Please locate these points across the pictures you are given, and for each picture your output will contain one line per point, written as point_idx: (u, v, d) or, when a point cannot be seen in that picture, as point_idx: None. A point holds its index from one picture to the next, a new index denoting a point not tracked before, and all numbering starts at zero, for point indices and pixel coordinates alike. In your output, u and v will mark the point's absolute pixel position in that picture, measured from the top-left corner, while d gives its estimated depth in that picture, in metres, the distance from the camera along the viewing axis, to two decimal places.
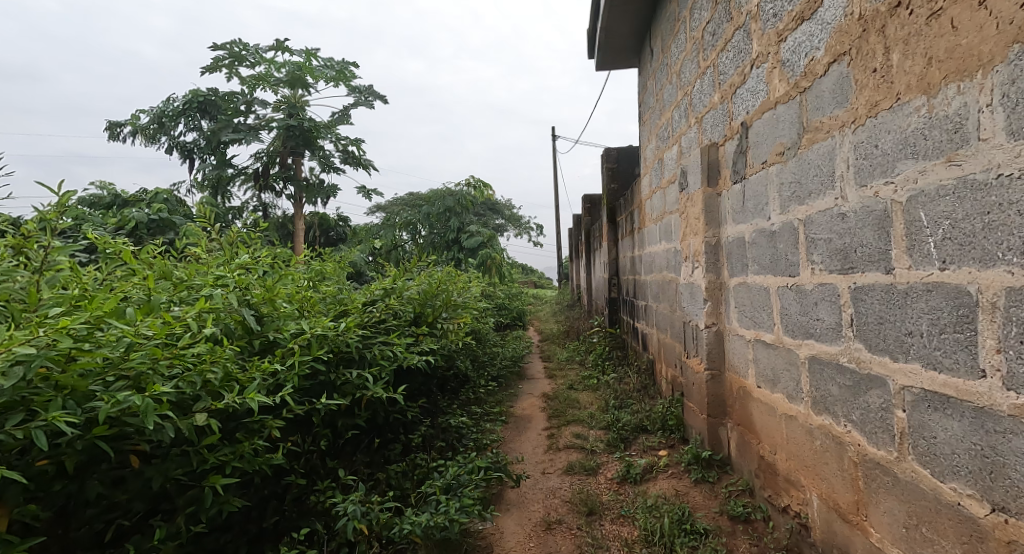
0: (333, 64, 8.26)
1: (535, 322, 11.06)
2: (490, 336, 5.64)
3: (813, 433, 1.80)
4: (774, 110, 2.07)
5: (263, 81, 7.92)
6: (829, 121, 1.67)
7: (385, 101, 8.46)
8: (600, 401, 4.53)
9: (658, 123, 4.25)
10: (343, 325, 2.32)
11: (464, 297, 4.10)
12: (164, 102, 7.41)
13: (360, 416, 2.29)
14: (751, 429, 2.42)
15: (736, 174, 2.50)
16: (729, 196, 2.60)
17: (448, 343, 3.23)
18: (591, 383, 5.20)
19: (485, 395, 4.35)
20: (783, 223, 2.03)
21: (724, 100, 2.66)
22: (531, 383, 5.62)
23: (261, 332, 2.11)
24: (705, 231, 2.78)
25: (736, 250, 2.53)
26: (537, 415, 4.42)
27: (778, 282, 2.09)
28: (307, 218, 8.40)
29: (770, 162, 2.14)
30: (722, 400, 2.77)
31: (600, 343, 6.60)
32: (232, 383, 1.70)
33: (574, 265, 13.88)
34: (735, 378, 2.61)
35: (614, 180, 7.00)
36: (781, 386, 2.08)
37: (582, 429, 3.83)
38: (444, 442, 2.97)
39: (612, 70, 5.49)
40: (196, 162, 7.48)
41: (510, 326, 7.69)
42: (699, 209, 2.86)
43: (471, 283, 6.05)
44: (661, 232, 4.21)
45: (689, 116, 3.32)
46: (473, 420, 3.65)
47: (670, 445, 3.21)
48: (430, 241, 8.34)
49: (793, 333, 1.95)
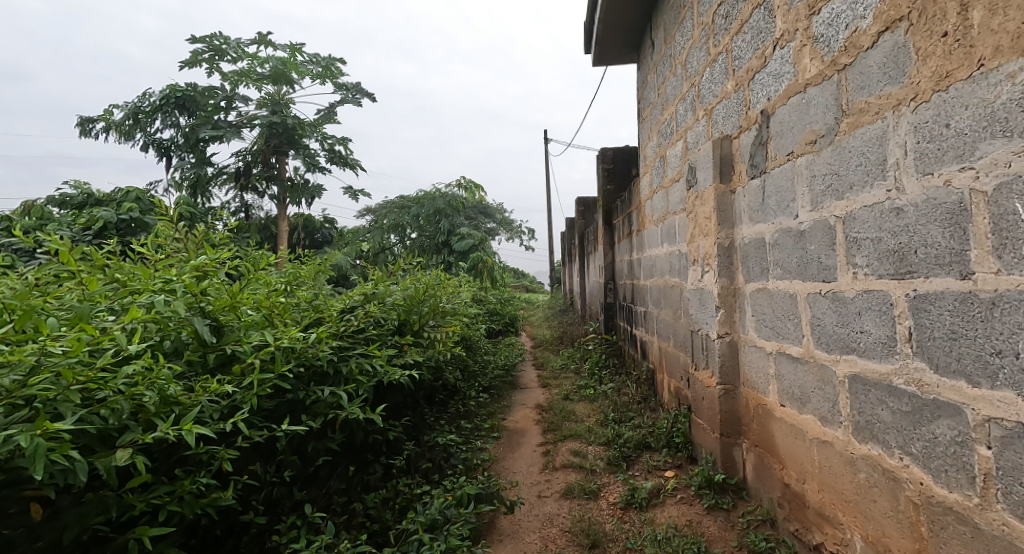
0: (319, 60, 8.00)
1: (528, 327, 10.81)
2: (480, 343, 5.38)
3: (857, 465, 1.55)
4: (803, 94, 1.83)
5: (245, 77, 7.68)
6: (878, 100, 1.44)
7: (374, 99, 8.22)
8: (597, 414, 4.28)
9: (660, 119, 4.02)
10: (315, 337, 2.06)
11: (451, 301, 3.84)
12: (141, 97, 7.14)
13: (333, 440, 2.03)
14: (772, 452, 2.17)
15: (755, 168, 2.26)
16: (745, 194, 2.37)
17: (437, 353, 2.97)
18: (587, 394, 4.95)
19: (476, 407, 4.09)
20: (814, 221, 1.79)
21: (738, 88, 2.43)
22: (524, 393, 5.36)
23: (218, 345, 1.86)
24: (718, 232, 2.55)
25: (754, 253, 2.29)
26: (531, 429, 4.17)
27: (807, 289, 1.85)
28: (291, 219, 8.14)
29: (797, 153, 1.90)
30: (736, 417, 2.52)
31: (596, 350, 6.36)
32: (169, 410, 1.44)
33: (567, 268, 13.65)
34: (752, 394, 2.36)
35: (610, 181, 6.78)
36: (812, 407, 1.83)
37: (580, 445, 3.58)
38: (431, 463, 2.71)
39: (608, 65, 5.26)
40: (173, 160, 7.25)
41: (502, 332, 7.44)
42: (710, 208, 2.62)
43: (460, 287, 5.79)
44: (663, 234, 3.98)
45: (696, 108, 3.08)
46: (463, 436, 3.39)
47: (677, 464, 2.96)
48: (420, 244, 8.08)
49: (829, 347, 1.71)
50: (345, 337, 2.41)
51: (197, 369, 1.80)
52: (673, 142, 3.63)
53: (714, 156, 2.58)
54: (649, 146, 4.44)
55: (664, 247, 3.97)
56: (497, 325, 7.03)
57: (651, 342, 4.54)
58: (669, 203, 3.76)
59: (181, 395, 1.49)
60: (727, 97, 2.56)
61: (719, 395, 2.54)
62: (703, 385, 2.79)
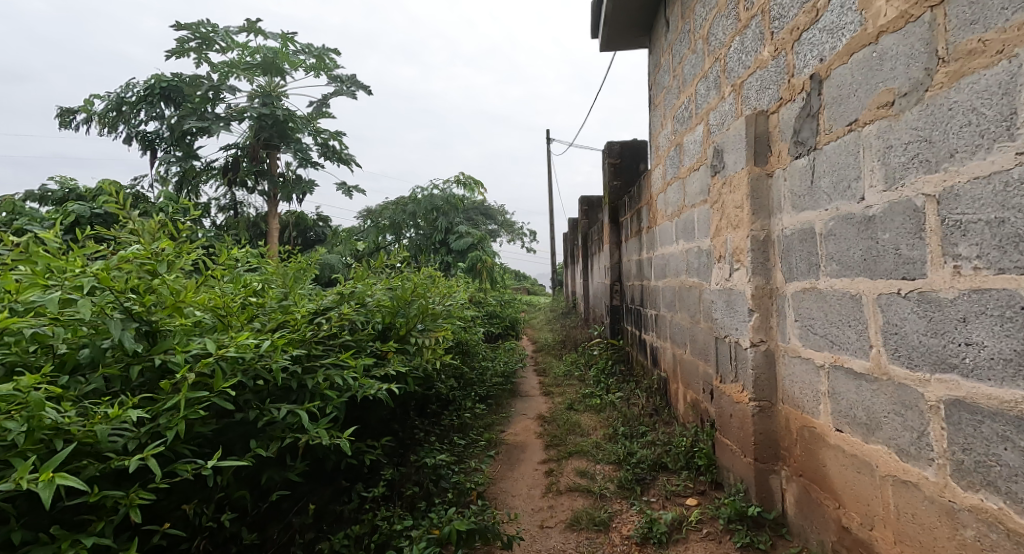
0: (312, 50, 7.66)
1: (528, 330, 10.45)
2: (478, 349, 5.02)
3: (959, 519, 1.24)
4: (874, 46, 1.48)
5: (235, 67, 7.34)
6: (1004, 35, 1.14)
7: (369, 91, 7.88)
8: (605, 427, 3.92)
9: (676, 103, 3.67)
10: (273, 345, 1.71)
11: (445, 302, 3.48)
12: (124, 88, 6.79)
13: (293, 470, 1.67)
14: (821, 487, 1.81)
15: (802, 145, 1.91)
16: (789, 176, 2.01)
17: (425, 360, 2.62)
18: (593, 404, 4.59)
19: (471, 419, 3.73)
20: (889, 205, 1.44)
21: (779, 53, 2.07)
22: (524, 402, 5.00)
23: (147, 355, 1.51)
24: (751, 223, 2.20)
25: (800, 246, 1.94)
26: (532, 443, 3.81)
27: (876, 289, 1.50)
28: (282, 217, 7.82)
29: (863, 120, 1.54)
30: (773, 439, 2.15)
31: (601, 356, 6.00)
32: (47, 444, 1.17)
33: (569, 269, 13.29)
34: (795, 414, 2.00)
35: (618, 177, 6.43)
36: (882, 435, 1.47)
37: (587, 464, 3.22)
38: (418, 488, 2.37)
39: (616, 50, 4.91)
40: (158, 154, 6.90)
41: (502, 335, 7.08)
42: (742, 195, 2.27)
43: (456, 288, 5.43)
44: (680, 230, 3.62)
45: (722, 85, 2.73)
46: (457, 453, 3.04)
47: (699, 490, 2.60)
48: (417, 244, 7.70)
49: (910, 363, 1.36)
50: (315, 342, 2.05)
51: (117, 386, 1.46)
52: (693, 126, 3.27)
53: (747, 135, 2.22)
54: (662, 135, 4.10)
55: (680, 244, 3.62)
56: (497, 329, 6.66)
57: (664, 348, 4.18)
58: (687, 195, 3.42)
59: (72, 422, 1.21)
60: (763, 66, 2.21)
61: (752, 414, 2.17)
62: (730, 401, 2.42)
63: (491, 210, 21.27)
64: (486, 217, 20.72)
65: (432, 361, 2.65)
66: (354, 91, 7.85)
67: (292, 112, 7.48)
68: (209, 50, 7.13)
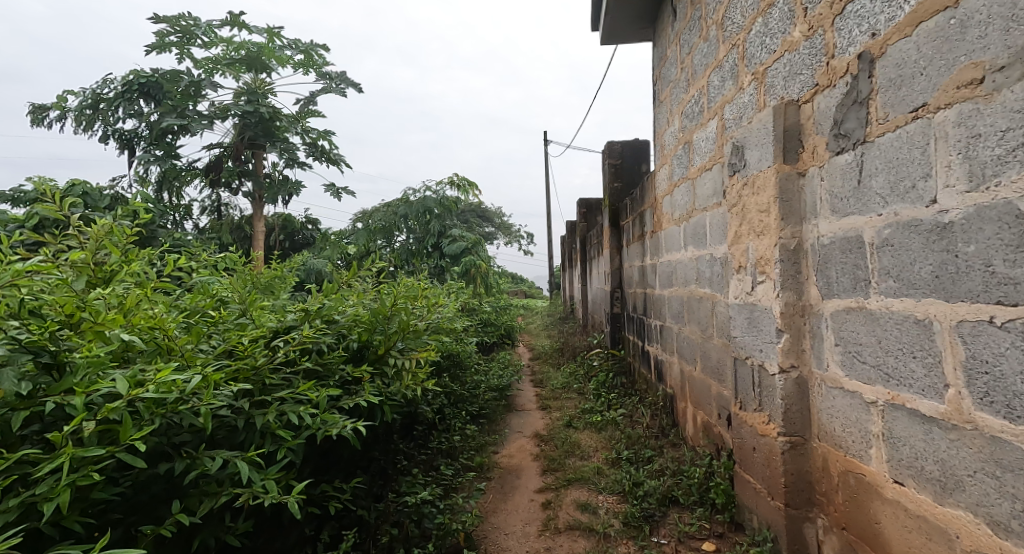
0: (299, 46, 7.38)
1: (525, 336, 10.14)
2: (470, 361, 4.73)
3: None
4: (958, 10, 1.21)
5: (218, 63, 7.05)
6: None
7: (359, 88, 7.59)
8: (608, 449, 3.63)
9: (685, 97, 3.38)
10: (206, 381, 1.39)
11: (432, 313, 3.18)
12: (100, 84, 6.48)
13: (237, 532, 1.37)
14: (873, 549, 1.52)
15: (845, 140, 1.61)
16: (828, 176, 1.72)
17: (406, 383, 2.32)
18: (593, 421, 4.30)
19: (461, 441, 3.43)
20: (974, 212, 1.19)
21: (813, 33, 1.79)
22: (520, 418, 4.70)
23: (38, 400, 1.22)
24: (780, 230, 1.91)
25: (843, 258, 1.65)
26: (529, 467, 3.51)
27: (953, 314, 1.24)
28: (269, 219, 7.59)
29: (936, 103, 1.26)
30: (807, 481, 1.85)
31: (601, 366, 5.71)
32: None
33: (568, 274, 12.98)
34: (835, 455, 1.70)
35: (618, 178, 6.15)
36: (964, 498, 1.24)
37: (588, 493, 2.92)
38: (397, 533, 2.07)
39: (617, 42, 4.61)
40: (137, 153, 6.59)
41: (496, 344, 6.77)
42: (769, 196, 1.97)
43: (446, 297, 5.12)
44: (689, 234, 3.33)
45: (739, 74, 2.43)
46: (444, 485, 2.74)
47: (717, 533, 2.30)
48: (409, 248, 7.39)
49: (1009, 412, 1.14)
50: (272, 369, 1.75)
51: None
52: (705, 121, 2.98)
53: (774, 128, 1.92)
54: (668, 132, 3.80)
55: (689, 250, 3.33)
56: (491, 338, 6.36)
57: (670, 362, 3.89)
58: (698, 197, 3.12)
59: None
60: (792, 49, 1.92)
61: (783, 453, 1.87)
62: (753, 433, 2.11)
63: (488, 212, 20.96)
64: (482, 220, 20.41)
65: (414, 384, 2.35)
66: (343, 88, 7.55)
67: (278, 110, 7.17)
68: (191, 45, 6.82)
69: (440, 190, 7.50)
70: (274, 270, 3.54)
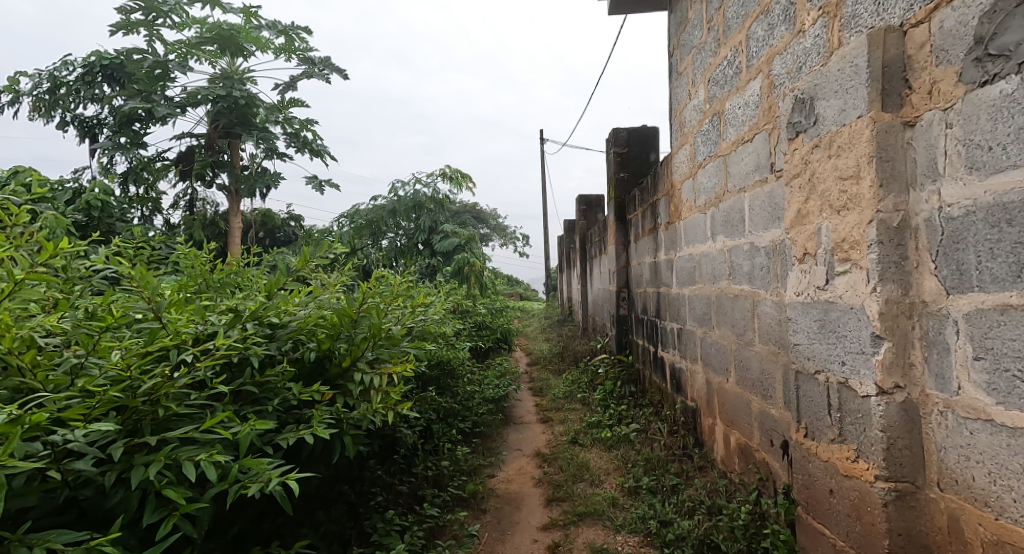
0: (279, 28, 6.87)
1: (522, 339, 9.63)
2: (463, 370, 4.23)
3: None
4: None
5: (192, 46, 6.54)
6: None
7: (344, 74, 7.09)
8: (621, 474, 3.14)
9: (713, 59, 2.89)
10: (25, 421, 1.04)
11: (415, 313, 2.67)
12: (60, 66, 5.95)
13: None
14: None
15: (1004, 62, 1.15)
16: (963, 117, 1.24)
17: (374, 406, 1.80)
18: (602, 438, 3.81)
19: (451, 466, 2.93)
20: None
21: None
22: (519, 434, 4.22)
23: None
24: (877, 201, 1.40)
25: (999, 231, 1.18)
26: (530, 496, 3.01)
27: None
28: (247, 216, 7.07)
29: None
30: (920, 543, 1.36)
31: (607, 373, 5.22)
32: None
33: (566, 275, 12.49)
34: (975, 518, 1.22)
35: (625, 168, 5.67)
36: None
37: (603, 533, 2.43)
38: None
39: (625, 11, 4.12)
40: (100, 142, 6.07)
41: (492, 349, 6.27)
42: (858, 157, 1.46)
43: (436, 298, 4.61)
44: (721, 221, 2.83)
45: (796, 14, 1.95)
46: (429, 527, 2.25)
47: None
48: (398, 248, 6.87)
49: None
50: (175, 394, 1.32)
51: None
52: (743, 84, 2.49)
53: (870, 64, 1.42)
54: (691, 105, 3.30)
55: (720, 241, 2.84)
56: (486, 343, 5.86)
57: (692, 371, 3.39)
58: (734, 176, 2.63)
59: None
60: None
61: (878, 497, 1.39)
62: (831, 472, 1.61)
63: (482, 212, 20.44)
64: (476, 219, 19.90)
65: (386, 407, 1.84)
66: (327, 74, 7.04)
67: (255, 96, 6.64)
68: (160, 25, 6.30)
69: (431, 183, 6.97)
70: (232, 264, 3.04)
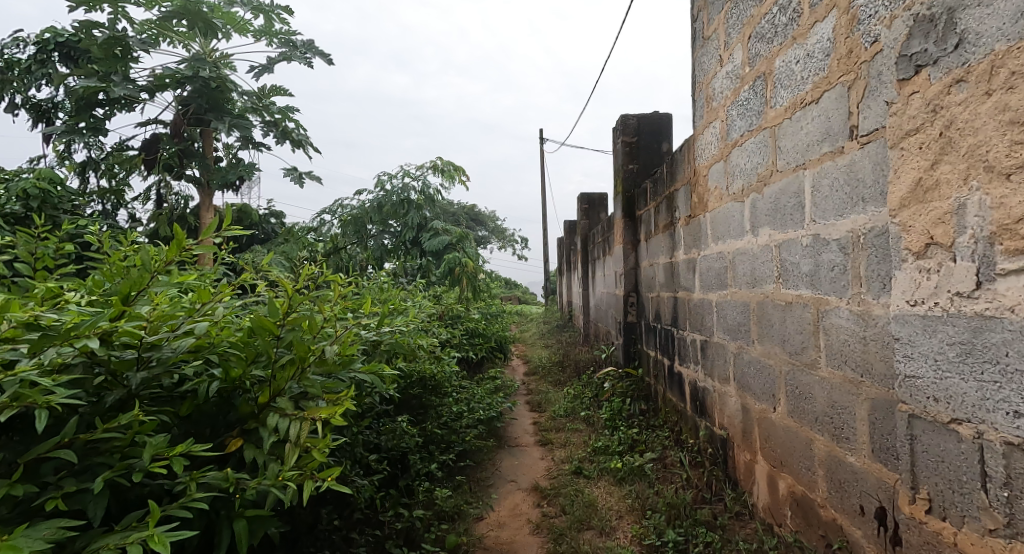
0: (258, 7, 6.32)
1: (519, 347, 9.08)
2: (449, 387, 3.68)
3: None
4: None
5: (163, 27, 5.99)
6: None
7: (328, 57, 6.54)
8: (637, 521, 2.59)
9: (757, 9, 2.35)
10: None
11: (375, 322, 2.11)
12: (12, 44, 5.40)
13: None
14: None
15: None
16: None
17: (283, 473, 1.23)
18: (612, 469, 3.25)
19: (428, 513, 2.37)
20: None
21: None
22: (514, 461, 3.66)
23: None
24: None
25: None
26: (527, 546, 2.46)
27: None
28: (222, 212, 6.52)
29: None
30: None
31: (614, 388, 4.66)
32: None
33: (565, 279, 11.93)
34: None
35: (635, 159, 5.13)
36: None
37: None
38: None
39: None
40: (54, 127, 5.50)
41: (487, 359, 5.71)
42: None
43: (421, 303, 4.06)
44: (767, 210, 2.29)
45: None
46: None
47: None
48: (385, 247, 6.30)
49: None
50: None
51: None
52: (804, 30, 1.94)
53: None
54: (724, 74, 2.76)
55: (765, 235, 2.30)
56: (480, 352, 5.31)
57: (721, 393, 2.84)
58: (788, 151, 2.08)
59: None
60: None
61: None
62: None
63: (481, 215, 19.97)
64: (474, 222, 19.42)
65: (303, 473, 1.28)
66: (309, 58, 6.49)
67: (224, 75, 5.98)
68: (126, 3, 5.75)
69: (421, 176, 6.40)
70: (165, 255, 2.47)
